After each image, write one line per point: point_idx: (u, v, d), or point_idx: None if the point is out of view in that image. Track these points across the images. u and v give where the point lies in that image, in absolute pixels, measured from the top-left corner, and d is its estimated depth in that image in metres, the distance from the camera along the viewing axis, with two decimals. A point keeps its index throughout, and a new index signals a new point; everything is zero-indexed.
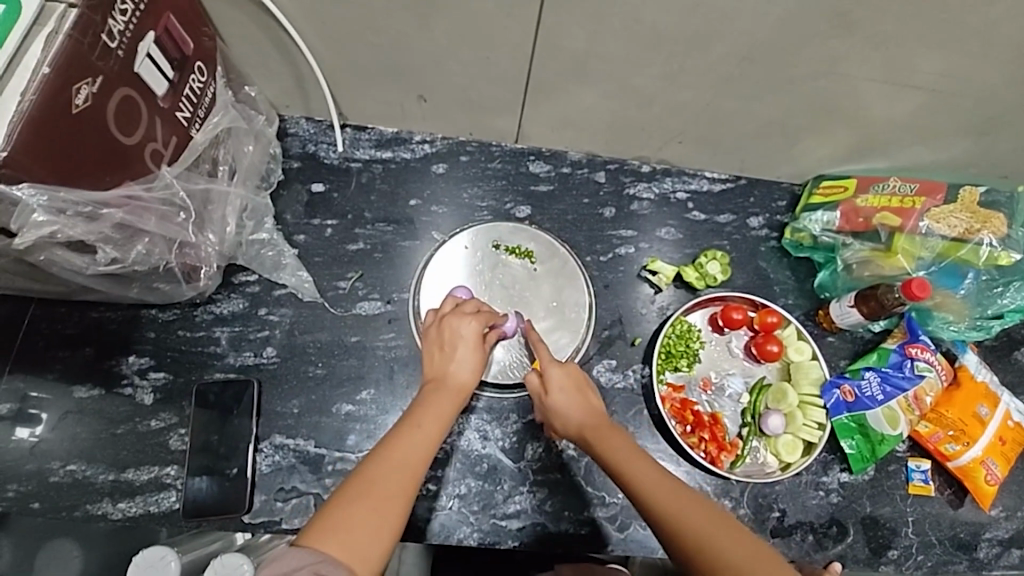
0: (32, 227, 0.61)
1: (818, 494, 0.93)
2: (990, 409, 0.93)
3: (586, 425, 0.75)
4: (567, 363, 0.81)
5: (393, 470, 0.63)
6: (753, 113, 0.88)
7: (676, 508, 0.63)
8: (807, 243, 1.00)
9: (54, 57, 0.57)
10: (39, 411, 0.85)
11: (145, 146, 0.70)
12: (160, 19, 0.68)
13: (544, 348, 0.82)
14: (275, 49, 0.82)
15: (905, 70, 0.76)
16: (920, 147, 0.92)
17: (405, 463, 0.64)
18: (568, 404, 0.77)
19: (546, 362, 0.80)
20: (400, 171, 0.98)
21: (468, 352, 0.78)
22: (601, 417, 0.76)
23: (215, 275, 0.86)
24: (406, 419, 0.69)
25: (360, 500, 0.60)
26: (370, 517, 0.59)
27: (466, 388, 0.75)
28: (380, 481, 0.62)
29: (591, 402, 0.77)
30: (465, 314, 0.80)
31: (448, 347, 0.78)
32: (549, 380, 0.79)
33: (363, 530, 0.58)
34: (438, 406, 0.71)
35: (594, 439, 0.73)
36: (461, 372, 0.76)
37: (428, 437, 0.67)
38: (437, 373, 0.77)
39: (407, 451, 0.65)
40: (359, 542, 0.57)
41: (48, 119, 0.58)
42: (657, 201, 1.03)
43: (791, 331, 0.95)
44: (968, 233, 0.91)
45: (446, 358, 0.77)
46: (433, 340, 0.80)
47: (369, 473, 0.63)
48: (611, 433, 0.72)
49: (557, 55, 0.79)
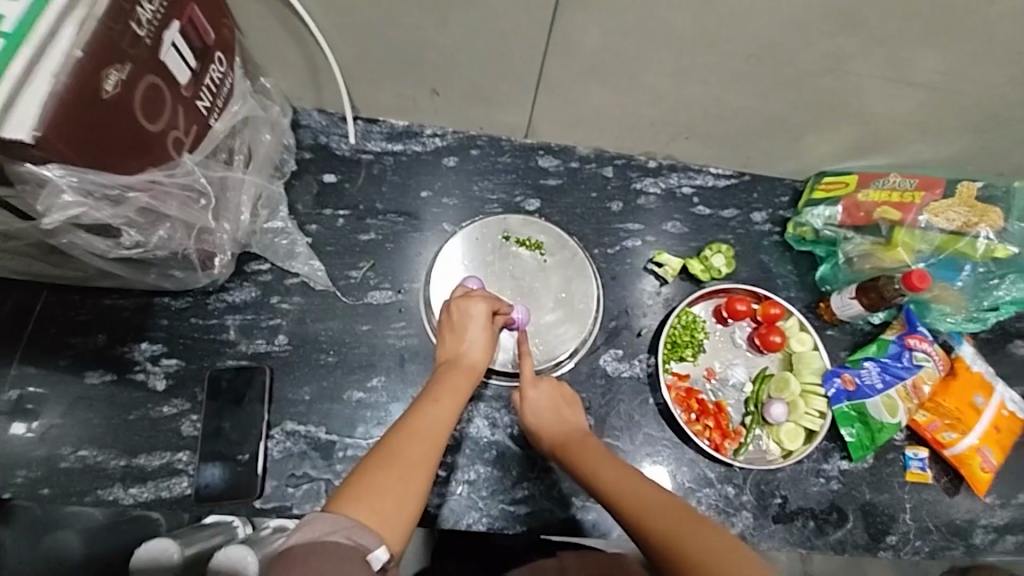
0: (59, 208, 0.62)
1: (819, 480, 0.95)
2: (985, 398, 0.96)
3: (567, 441, 0.73)
4: (543, 380, 0.80)
5: (418, 439, 0.64)
6: (758, 110, 0.90)
7: (642, 504, 0.62)
8: (809, 238, 1.03)
9: (86, 41, 0.58)
10: (36, 406, 0.85)
11: (168, 134, 0.71)
12: (185, 10, 0.69)
13: (528, 361, 0.80)
14: (290, 39, 0.83)
15: (907, 67, 0.79)
16: (920, 144, 0.94)
17: (426, 434, 0.65)
18: (542, 423, 0.77)
19: (527, 381, 0.79)
20: (410, 164, 1.00)
21: (480, 332, 0.79)
22: (579, 432, 0.74)
23: (229, 263, 0.88)
24: (424, 395, 0.71)
25: (383, 469, 0.60)
26: (394, 485, 0.59)
27: (477, 368, 0.76)
28: (401, 451, 0.62)
29: (568, 419, 0.77)
30: (474, 299, 0.81)
31: (462, 328, 0.79)
32: (528, 401, 0.78)
33: (387, 498, 0.58)
34: (449, 383, 0.73)
35: (571, 459, 0.72)
36: (473, 352, 0.78)
37: (445, 411, 0.69)
38: (450, 356, 0.78)
39: (427, 422, 0.66)
40: (386, 511, 0.57)
41: (78, 104, 0.58)
42: (663, 196, 1.05)
43: (792, 323, 0.97)
44: (966, 227, 0.94)
45: (461, 341, 0.78)
46: (449, 324, 0.80)
47: (391, 444, 0.63)
48: (586, 450, 0.71)
49: (572, 51, 0.81)
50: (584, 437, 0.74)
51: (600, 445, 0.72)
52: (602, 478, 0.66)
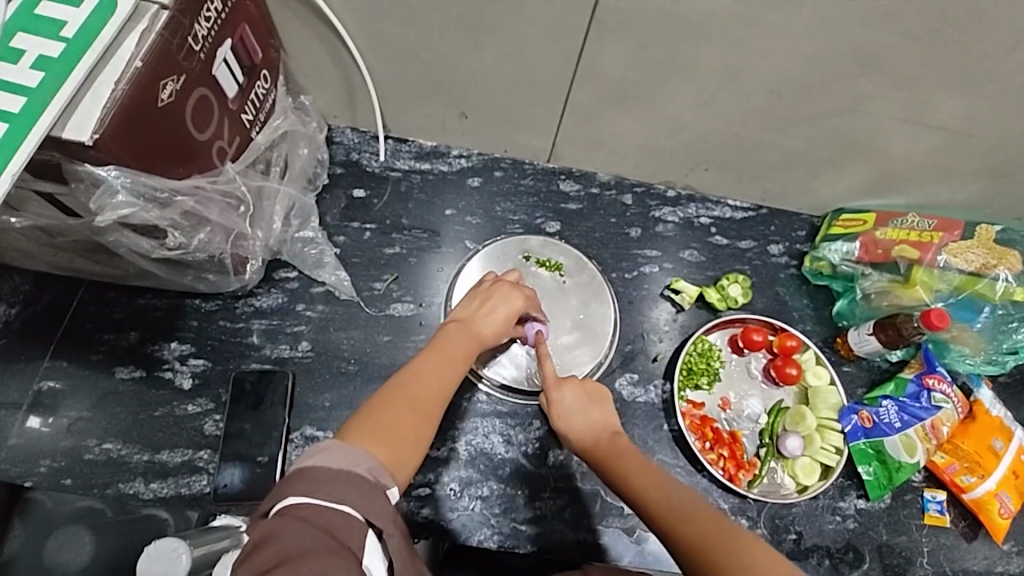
0: (110, 208, 0.66)
1: (835, 518, 0.94)
2: (1004, 442, 0.94)
3: (596, 444, 0.74)
4: (567, 382, 0.79)
5: (426, 391, 0.70)
6: (777, 145, 0.92)
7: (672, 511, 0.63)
8: (826, 272, 1.04)
9: (147, 53, 0.62)
10: (55, 403, 0.87)
11: (213, 144, 0.76)
12: (237, 29, 0.74)
13: (549, 365, 0.81)
14: (332, 60, 0.88)
15: (927, 110, 0.81)
16: (938, 186, 0.96)
17: (430, 388, 0.70)
18: (573, 425, 0.76)
19: (553, 383, 0.79)
20: (436, 183, 1.03)
21: (503, 309, 0.83)
22: (607, 432, 0.74)
23: (259, 269, 0.91)
24: (434, 351, 0.75)
25: (393, 411, 0.66)
26: (411, 434, 0.66)
27: (483, 337, 0.79)
28: (406, 395, 0.68)
29: (596, 418, 0.76)
30: (516, 287, 0.85)
31: (489, 299, 0.83)
32: (556, 404, 0.78)
33: (393, 438, 0.64)
34: (458, 345, 0.77)
35: (601, 459, 0.72)
36: (488, 326, 0.81)
37: (450, 369, 0.73)
38: (464, 317, 0.81)
39: (430, 379, 0.71)
40: (394, 450, 0.63)
41: (136, 109, 0.62)
42: (682, 224, 1.06)
43: (809, 356, 0.97)
44: (984, 268, 0.95)
45: (483, 310, 0.82)
46: (477, 292, 0.85)
47: (395, 387, 0.69)
48: (616, 448, 0.72)
49: (596, 81, 0.85)
50: (615, 436, 0.74)
51: (629, 444, 0.72)
52: (633, 480, 0.68)
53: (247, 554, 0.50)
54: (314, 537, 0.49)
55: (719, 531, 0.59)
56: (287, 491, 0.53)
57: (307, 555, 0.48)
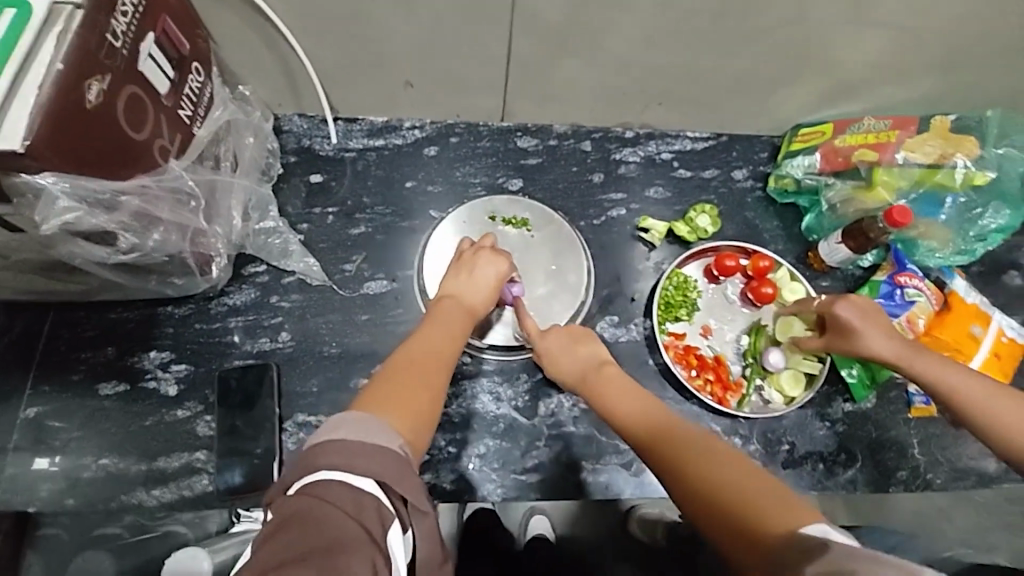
0: (54, 216, 0.65)
1: (824, 424, 0.96)
2: (982, 327, 0.97)
3: (583, 373, 0.79)
4: (551, 330, 0.84)
5: (426, 366, 0.70)
6: (726, 67, 0.91)
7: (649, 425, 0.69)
8: (791, 189, 1.04)
9: (66, 54, 0.60)
10: (46, 431, 0.88)
11: (154, 141, 0.74)
12: (157, 21, 0.72)
13: (531, 321, 0.85)
14: (264, 44, 0.86)
15: (870, 9, 0.80)
16: (891, 86, 0.95)
17: (430, 362, 0.71)
18: (563, 359, 0.81)
19: (536, 334, 0.83)
20: (393, 157, 1.02)
21: (490, 276, 0.83)
22: (596, 362, 0.80)
23: (226, 267, 0.90)
24: (425, 328, 0.76)
25: (398, 387, 0.67)
26: (425, 405, 0.67)
27: (476, 309, 0.81)
28: (409, 371, 0.69)
29: (584, 353, 0.81)
30: (497, 253, 0.85)
31: (474, 268, 0.83)
32: (546, 347, 0.82)
33: (405, 411, 0.64)
34: (453, 319, 0.78)
35: (591, 389, 0.77)
36: (477, 295, 0.82)
37: (446, 344, 0.74)
38: (455, 290, 0.82)
39: (429, 354, 0.72)
40: (409, 422, 0.64)
41: (64, 112, 0.60)
42: (644, 162, 1.06)
43: (783, 273, 0.98)
44: (942, 159, 0.94)
45: (469, 280, 0.82)
46: (460, 263, 0.85)
47: (395, 365, 0.70)
48: (606, 376, 0.77)
49: (536, 29, 0.83)
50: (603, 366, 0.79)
51: (616, 371, 0.78)
52: (611, 400, 0.74)
53: (269, 534, 0.50)
54: (346, 526, 0.49)
55: (685, 445, 0.65)
56: (310, 467, 0.53)
57: (342, 550, 0.47)
